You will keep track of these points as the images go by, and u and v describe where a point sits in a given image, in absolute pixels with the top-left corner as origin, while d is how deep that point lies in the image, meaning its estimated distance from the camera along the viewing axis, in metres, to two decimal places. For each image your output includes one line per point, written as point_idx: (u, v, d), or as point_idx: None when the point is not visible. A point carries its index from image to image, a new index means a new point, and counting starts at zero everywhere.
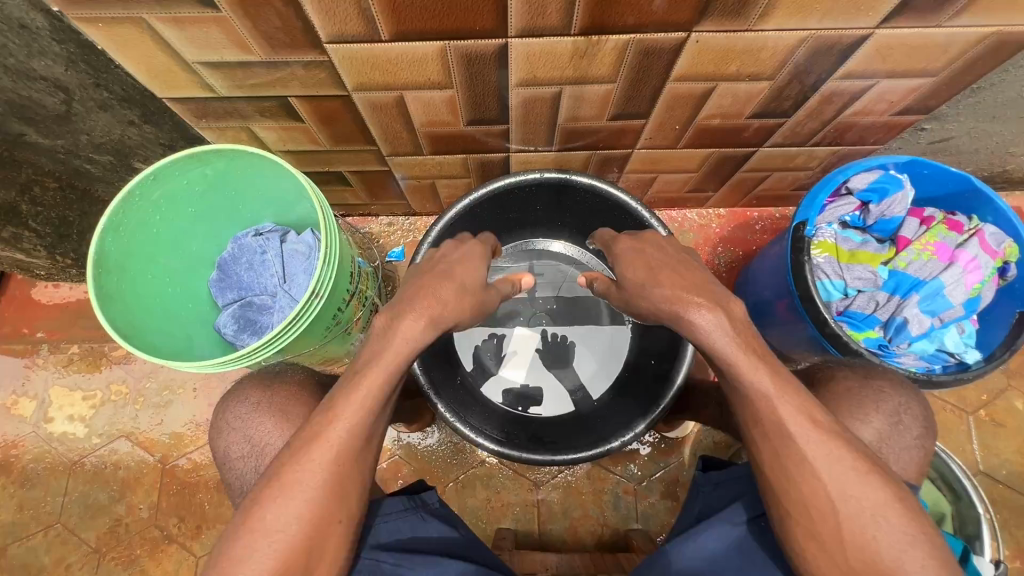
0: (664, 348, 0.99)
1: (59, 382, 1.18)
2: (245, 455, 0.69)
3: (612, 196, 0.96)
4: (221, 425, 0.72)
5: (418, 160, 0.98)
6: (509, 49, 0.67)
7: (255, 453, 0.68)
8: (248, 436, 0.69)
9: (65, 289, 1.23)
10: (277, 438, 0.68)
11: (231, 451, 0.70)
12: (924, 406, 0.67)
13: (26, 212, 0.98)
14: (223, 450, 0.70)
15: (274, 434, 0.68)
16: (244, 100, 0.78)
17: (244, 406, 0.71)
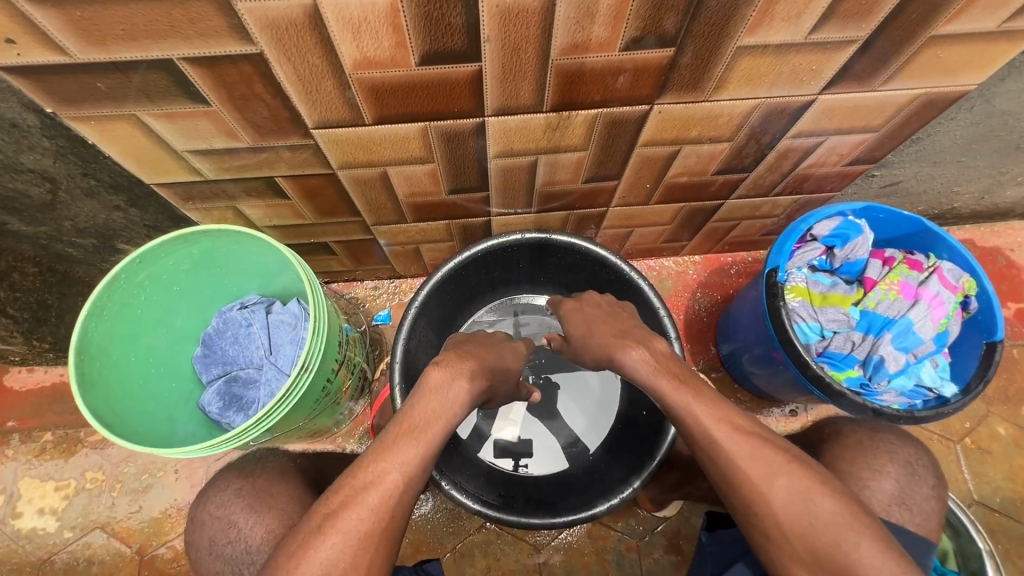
0: (655, 397, 1.00)
1: (30, 472, 1.13)
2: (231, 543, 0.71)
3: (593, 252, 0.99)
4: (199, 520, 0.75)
5: (403, 227, 1.01)
6: (486, 126, 0.72)
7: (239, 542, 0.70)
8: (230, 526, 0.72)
9: (39, 373, 1.19)
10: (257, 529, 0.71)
11: (223, 530, 0.73)
12: (925, 451, 0.70)
13: (4, 299, 0.96)
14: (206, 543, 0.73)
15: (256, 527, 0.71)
16: (231, 182, 0.81)
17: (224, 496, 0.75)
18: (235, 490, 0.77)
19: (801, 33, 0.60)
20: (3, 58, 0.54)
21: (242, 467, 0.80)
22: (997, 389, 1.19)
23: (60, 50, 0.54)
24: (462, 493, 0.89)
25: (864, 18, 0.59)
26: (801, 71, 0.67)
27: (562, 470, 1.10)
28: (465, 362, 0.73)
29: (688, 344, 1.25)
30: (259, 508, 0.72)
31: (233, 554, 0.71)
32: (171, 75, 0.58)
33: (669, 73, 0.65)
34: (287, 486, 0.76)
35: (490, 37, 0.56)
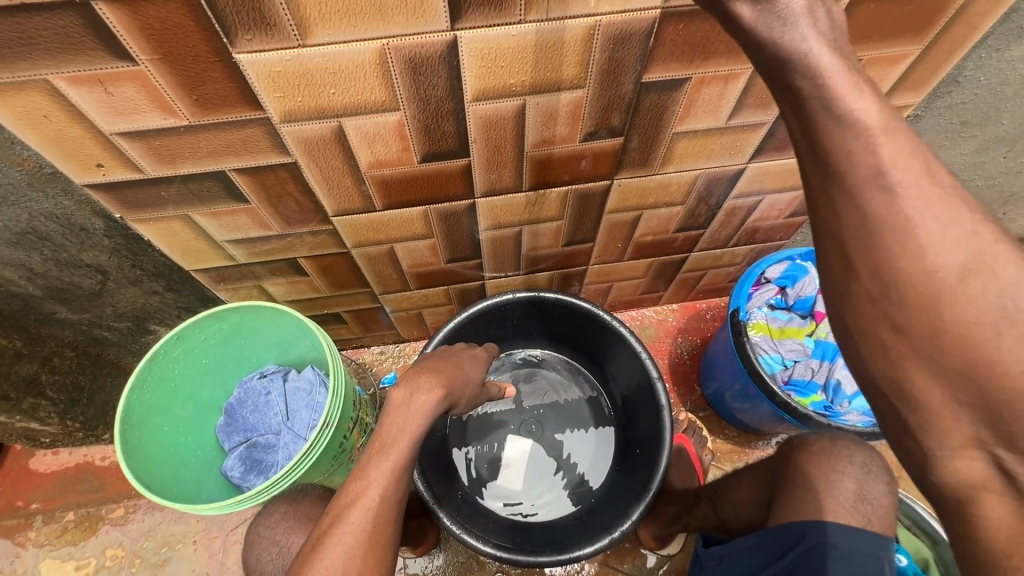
0: (648, 437, 1.08)
1: (51, 553, 1.16)
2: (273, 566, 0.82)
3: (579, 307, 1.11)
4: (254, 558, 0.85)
5: (406, 295, 1.13)
6: (476, 206, 0.86)
7: None
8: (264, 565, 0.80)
9: (64, 454, 1.25)
10: None
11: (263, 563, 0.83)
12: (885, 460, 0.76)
13: (44, 382, 1.06)
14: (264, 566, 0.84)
15: None
16: (259, 264, 0.94)
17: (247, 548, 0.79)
18: (263, 536, 0.89)
19: (722, 119, 0.76)
20: (90, 177, 0.68)
21: (264, 518, 0.90)
22: None
23: (136, 168, 0.68)
24: (473, 538, 0.95)
25: (768, 106, 0.76)
26: (729, 146, 0.82)
27: (565, 516, 1.15)
28: (452, 411, 0.83)
29: (674, 386, 1.34)
30: None
31: None
32: (221, 183, 0.73)
33: (622, 155, 0.80)
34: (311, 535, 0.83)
35: (476, 139, 0.72)
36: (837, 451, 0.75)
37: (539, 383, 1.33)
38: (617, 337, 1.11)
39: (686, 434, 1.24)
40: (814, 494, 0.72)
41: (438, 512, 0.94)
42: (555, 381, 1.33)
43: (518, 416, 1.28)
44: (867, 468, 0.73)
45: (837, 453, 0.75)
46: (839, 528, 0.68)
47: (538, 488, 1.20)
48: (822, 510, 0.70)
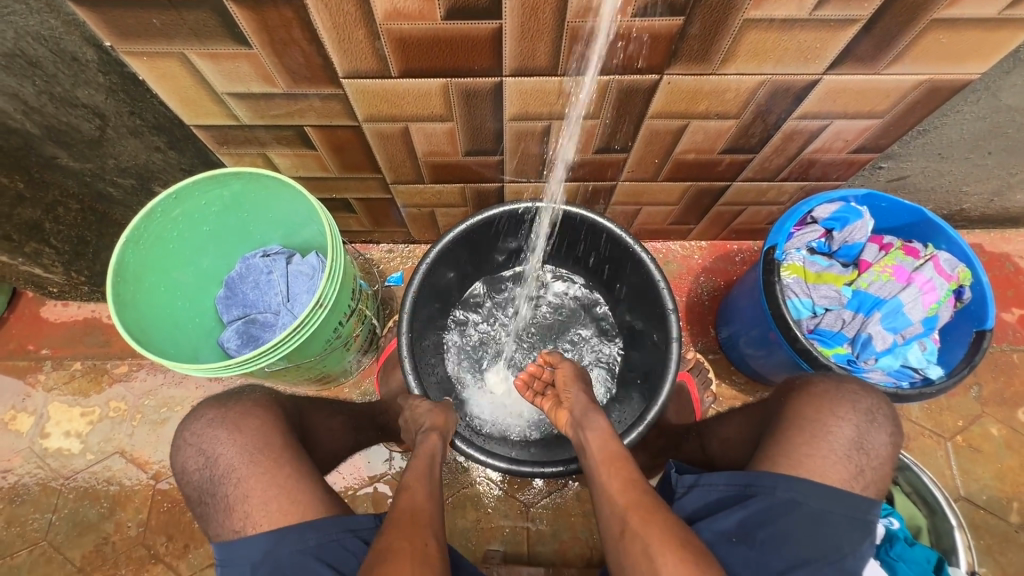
0: (651, 369, 1.04)
1: (59, 397, 1.21)
2: (200, 467, 0.73)
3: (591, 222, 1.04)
4: (178, 444, 0.76)
5: (419, 189, 1.06)
6: (503, 86, 0.76)
7: (208, 465, 0.72)
8: (202, 450, 0.74)
9: (73, 308, 1.27)
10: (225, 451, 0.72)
11: (188, 469, 0.74)
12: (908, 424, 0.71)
13: (48, 230, 1.03)
14: (181, 466, 0.74)
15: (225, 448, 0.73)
16: (264, 128, 0.87)
17: (199, 423, 0.76)
18: (186, 444, 0.75)
19: (807, 8, 0.64)
20: None
21: (191, 423, 0.76)
22: (993, 391, 1.20)
23: None
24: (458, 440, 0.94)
25: None
26: (806, 48, 0.70)
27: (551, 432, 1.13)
28: None
29: (687, 326, 1.28)
30: (267, 423, 0.77)
31: (199, 487, 0.73)
32: (218, 16, 0.64)
33: (678, 43, 0.69)
34: (255, 421, 0.76)
35: None
36: (842, 396, 0.72)
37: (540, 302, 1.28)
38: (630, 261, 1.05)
39: (691, 374, 1.19)
40: (818, 444, 0.67)
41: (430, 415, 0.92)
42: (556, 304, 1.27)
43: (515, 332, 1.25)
44: (870, 416, 0.70)
45: (839, 398, 0.72)
46: (814, 488, 0.64)
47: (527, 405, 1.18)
48: (809, 452, 0.67)
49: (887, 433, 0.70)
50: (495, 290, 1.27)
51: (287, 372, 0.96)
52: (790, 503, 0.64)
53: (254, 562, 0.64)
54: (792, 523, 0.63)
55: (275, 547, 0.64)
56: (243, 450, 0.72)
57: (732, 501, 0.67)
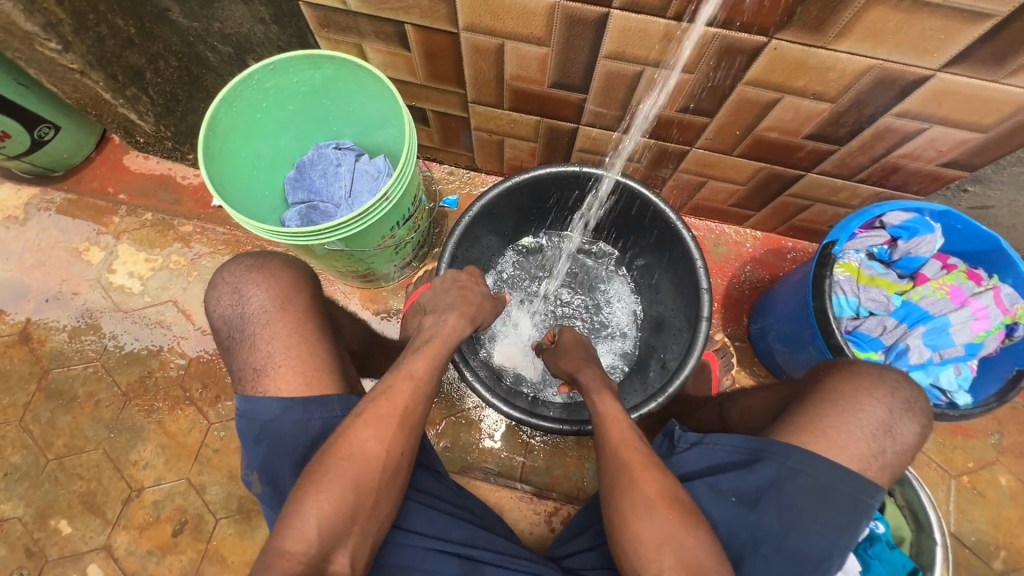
0: (675, 350, 1.05)
1: (129, 240, 1.31)
2: (232, 305, 0.78)
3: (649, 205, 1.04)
4: (216, 281, 0.80)
5: (496, 114, 1.07)
6: (609, 20, 0.76)
7: (241, 305, 0.77)
8: (237, 290, 0.78)
9: (153, 162, 1.35)
10: (260, 297, 0.77)
11: (219, 305, 0.79)
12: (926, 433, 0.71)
13: (148, 79, 1.09)
14: (213, 302, 0.79)
15: (261, 295, 0.77)
16: (367, 18, 0.88)
17: (240, 267, 0.80)
18: (222, 283, 0.80)
19: None
20: None
21: (231, 265, 0.81)
22: (1014, 443, 1.18)
23: None
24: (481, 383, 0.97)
25: None
26: (927, 38, 0.68)
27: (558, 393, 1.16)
28: None
29: (722, 310, 1.29)
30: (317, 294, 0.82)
31: (228, 321, 0.77)
32: None
33: (798, 7, 0.67)
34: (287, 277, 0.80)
35: None
36: (883, 381, 0.73)
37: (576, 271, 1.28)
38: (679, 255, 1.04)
39: (715, 354, 1.21)
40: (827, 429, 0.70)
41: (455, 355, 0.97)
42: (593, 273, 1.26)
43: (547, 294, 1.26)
44: (908, 405, 0.70)
45: (878, 387, 0.72)
46: (823, 463, 0.66)
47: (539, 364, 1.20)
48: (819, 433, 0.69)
49: (917, 434, 0.70)
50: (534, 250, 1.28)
51: (339, 257, 1.02)
52: (792, 471, 0.67)
53: (264, 421, 0.71)
54: (790, 490, 0.66)
55: (283, 414, 0.71)
56: (276, 301, 0.77)
57: (737, 462, 0.70)
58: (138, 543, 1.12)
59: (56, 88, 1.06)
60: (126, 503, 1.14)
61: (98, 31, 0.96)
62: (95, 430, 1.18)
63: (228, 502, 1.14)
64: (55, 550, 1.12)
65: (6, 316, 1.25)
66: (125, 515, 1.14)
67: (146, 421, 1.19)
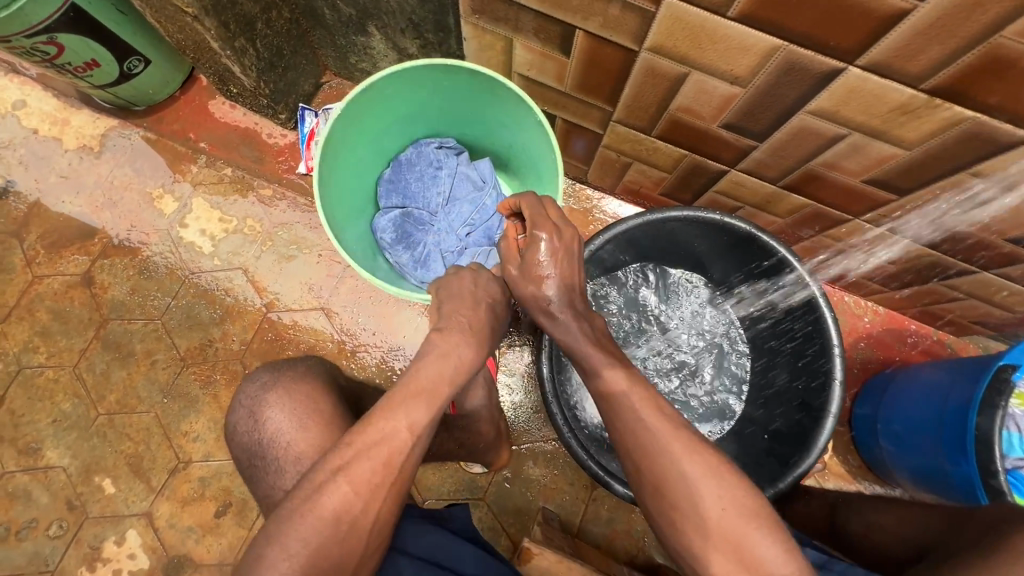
0: (789, 436, 0.94)
1: (204, 194, 1.22)
2: (249, 430, 0.71)
3: (800, 278, 0.89)
4: (234, 403, 0.74)
5: (637, 138, 0.95)
6: (840, 76, 0.62)
7: (257, 429, 0.70)
8: (253, 412, 0.71)
9: (239, 113, 1.25)
10: (275, 418, 0.69)
11: (237, 429, 0.72)
12: None
13: (258, 31, 0.98)
14: (233, 425, 0.73)
15: (274, 416, 0.70)
16: (532, 15, 0.75)
17: (256, 385, 0.74)
18: (241, 404, 0.74)
19: None
20: None
21: (249, 384, 0.74)
22: None
23: None
24: (572, 440, 0.89)
25: None
26: None
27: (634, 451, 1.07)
28: None
29: None
30: None
31: (247, 448, 0.70)
32: None
33: None
34: (305, 387, 0.72)
35: None
36: None
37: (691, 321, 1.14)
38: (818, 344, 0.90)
39: None
40: None
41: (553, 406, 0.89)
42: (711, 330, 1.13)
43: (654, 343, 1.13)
44: None
45: None
46: None
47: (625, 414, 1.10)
48: None
49: None
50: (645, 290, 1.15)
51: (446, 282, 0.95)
52: None
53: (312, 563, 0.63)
54: None
55: None
56: (293, 419, 0.69)
57: None
58: (180, 517, 1.09)
59: (160, 26, 0.96)
60: (171, 473, 1.10)
61: None
62: (149, 391, 1.13)
63: None
64: (96, 508, 1.08)
65: (71, 254, 1.18)
66: (169, 486, 1.09)
67: (201, 392, 1.13)
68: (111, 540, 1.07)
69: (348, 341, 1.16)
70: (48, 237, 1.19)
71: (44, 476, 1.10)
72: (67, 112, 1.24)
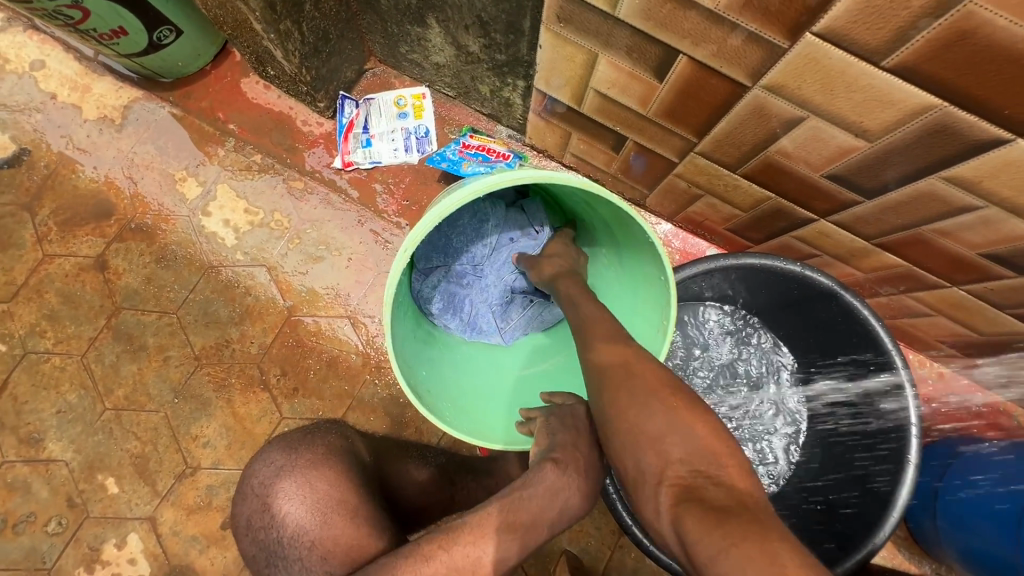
0: (845, 514, 0.85)
1: (230, 182, 1.13)
2: (265, 524, 0.67)
3: (878, 343, 0.80)
4: (246, 491, 0.70)
5: (717, 172, 0.85)
6: (1002, 147, 0.53)
7: (274, 523, 0.66)
8: (268, 503, 0.67)
9: (272, 95, 1.15)
10: (293, 511, 0.65)
11: (253, 520, 0.68)
12: None
13: (305, 13, 0.88)
14: (245, 518, 0.69)
15: (292, 509, 0.65)
16: (629, 32, 0.64)
17: (269, 470, 0.69)
18: (253, 495, 0.69)
19: None
20: None
21: (261, 470, 0.70)
22: None
23: None
24: (619, 505, 0.81)
25: None
26: None
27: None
28: None
29: None
30: None
31: (264, 544, 0.66)
32: None
33: None
34: (324, 472, 0.68)
35: None
36: None
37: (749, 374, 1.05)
38: (893, 419, 0.80)
39: None
40: None
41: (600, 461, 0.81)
42: (782, 397, 1.03)
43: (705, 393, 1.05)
44: None
45: None
46: None
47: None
48: None
49: None
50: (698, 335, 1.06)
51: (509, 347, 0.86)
52: None
53: None
54: None
55: None
56: (314, 511, 0.65)
57: None
58: (184, 525, 1.03)
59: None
60: (178, 479, 1.04)
61: None
62: (160, 389, 1.06)
63: None
64: (97, 508, 1.03)
65: (85, 234, 1.10)
66: (175, 492, 1.03)
67: (215, 395, 1.07)
68: (111, 543, 1.02)
69: (373, 355, 1.09)
70: (62, 214, 1.11)
71: (44, 470, 1.04)
72: (89, 79, 1.14)
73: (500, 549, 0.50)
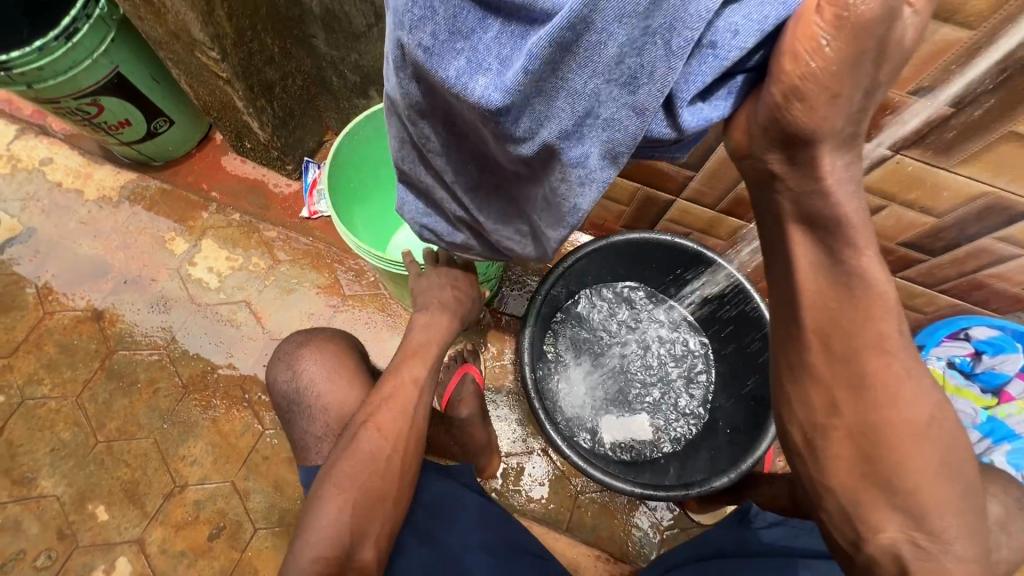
0: (746, 422, 1.05)
1: (213, 237, 1.34)
2: (288, 380, 0.85)
3: (733, 281, 1.04)
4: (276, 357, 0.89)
5: None
6: None
7: (295, 379, 0.84)
8: (291, 366, 0.85)
9: (248, 166, 1.40)
10: (311, 368, 0.84)
11: (277, 380, 0.86)
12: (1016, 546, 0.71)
13: (275, 94, 1.16)
14: (273, 376, 0.87)
15: (310, 368, 0.84)
16: None
17: (292, 341, 0.88)
18: (279, 358, 0.88)
19: None
20: None
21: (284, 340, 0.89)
22: None
23: None
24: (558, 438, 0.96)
25: None
26: None
27: (647, 450, 1.16)
28: None
29: None
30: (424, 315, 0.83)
31: (285, 396, 0.84)
32: None
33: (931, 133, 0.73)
34: (335, 347, 0.87)
35: None
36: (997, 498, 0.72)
37: (657, 328, 1.25)
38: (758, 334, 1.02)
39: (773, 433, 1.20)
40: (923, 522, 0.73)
41: (538, 406, 0.97)
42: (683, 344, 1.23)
43: (623, 353, 1.24)
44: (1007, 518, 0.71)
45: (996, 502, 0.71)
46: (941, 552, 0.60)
47: (638, 416, 1.19)
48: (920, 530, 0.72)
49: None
50: (613, 304, 1.25)
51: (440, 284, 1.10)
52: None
53: None
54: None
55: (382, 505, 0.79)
56: (328, 371, 0.83)
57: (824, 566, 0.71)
58: (172, 541, 1.10)
59: (192, 89, 1.13)
60: (166, 497, 1.12)
61: (250, 46, 1.02)
62: (149, 418, 1.18)
63: (269, 513, 1.12)
64: (87, 536, 1.09)
65: (83, 291, 1.27)
66: (164, 511, 1.12)
67: (201, 417, 1.19)
68: (100, 569, 1.07)
69: None
70: (62, 277, 1.28)
71: (36, 506, 1.11)
72: (90, 168, 1.38)
73: (413, 369, 0.77)
